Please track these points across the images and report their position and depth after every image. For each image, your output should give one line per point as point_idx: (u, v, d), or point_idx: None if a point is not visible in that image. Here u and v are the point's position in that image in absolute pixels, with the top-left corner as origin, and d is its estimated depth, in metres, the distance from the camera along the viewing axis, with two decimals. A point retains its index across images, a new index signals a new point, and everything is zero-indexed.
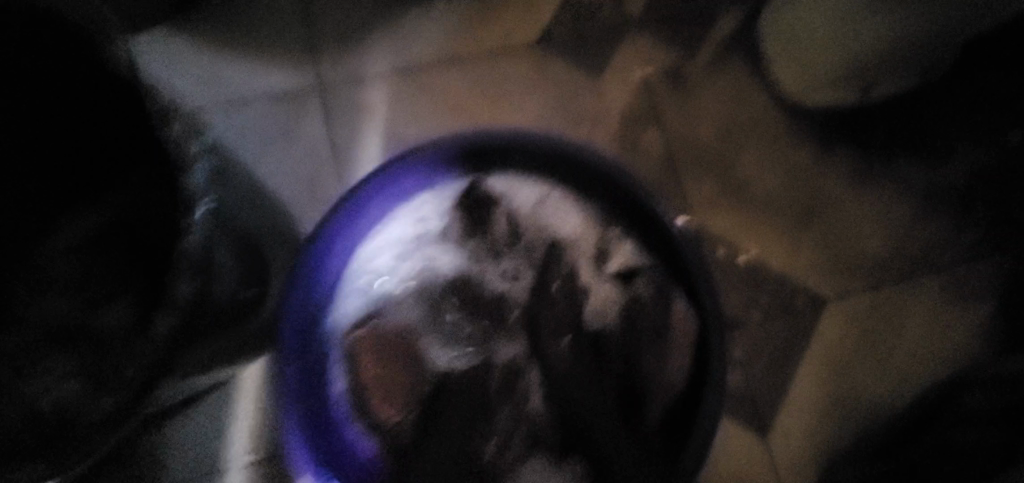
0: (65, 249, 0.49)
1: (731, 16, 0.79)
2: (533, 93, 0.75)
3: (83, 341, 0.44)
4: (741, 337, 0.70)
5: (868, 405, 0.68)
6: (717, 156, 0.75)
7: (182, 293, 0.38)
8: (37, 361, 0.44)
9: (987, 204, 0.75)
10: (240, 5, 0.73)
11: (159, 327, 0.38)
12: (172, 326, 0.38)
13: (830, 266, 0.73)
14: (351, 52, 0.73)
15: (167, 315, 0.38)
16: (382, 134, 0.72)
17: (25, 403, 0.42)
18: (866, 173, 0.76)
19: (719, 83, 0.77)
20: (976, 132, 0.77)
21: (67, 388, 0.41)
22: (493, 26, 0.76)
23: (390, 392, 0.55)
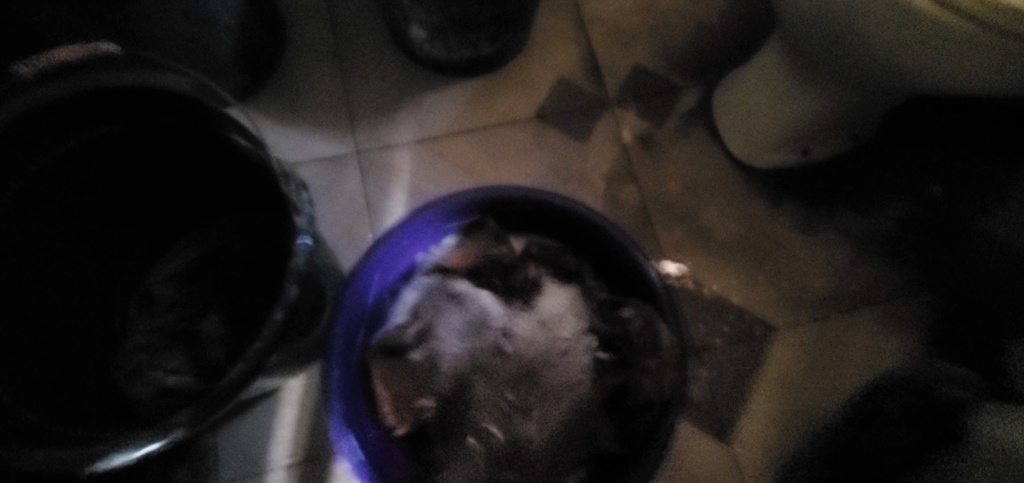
0: (167, 278, 0.71)
1: (693, 92, 0.95)
2: (531, 154, 0.92)
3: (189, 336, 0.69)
4: (705, 357, 0.84)
5: (804, 415, 0.83)
6: (684, 206, 0.91)
7: (279, 312, 0.51)
8: (159, 349, 0.69)
9: (912, 247, 0.90)
10: (297, 86, 0.91)
11: (274, 318, 0.50)
12: (284, 315, 0.50)
13: (778, 298, 0.88)
14: (386, 123, 0.91)
15: (281, 307, 0.51)
16: (409, 191, 0.88)
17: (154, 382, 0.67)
18: (809, 221, 0.91)
19: (684, 147, 0.93)
20: (902, 186, 0.92)
21: (188, 366, 0.67)
22: (497, 102, 0.94)
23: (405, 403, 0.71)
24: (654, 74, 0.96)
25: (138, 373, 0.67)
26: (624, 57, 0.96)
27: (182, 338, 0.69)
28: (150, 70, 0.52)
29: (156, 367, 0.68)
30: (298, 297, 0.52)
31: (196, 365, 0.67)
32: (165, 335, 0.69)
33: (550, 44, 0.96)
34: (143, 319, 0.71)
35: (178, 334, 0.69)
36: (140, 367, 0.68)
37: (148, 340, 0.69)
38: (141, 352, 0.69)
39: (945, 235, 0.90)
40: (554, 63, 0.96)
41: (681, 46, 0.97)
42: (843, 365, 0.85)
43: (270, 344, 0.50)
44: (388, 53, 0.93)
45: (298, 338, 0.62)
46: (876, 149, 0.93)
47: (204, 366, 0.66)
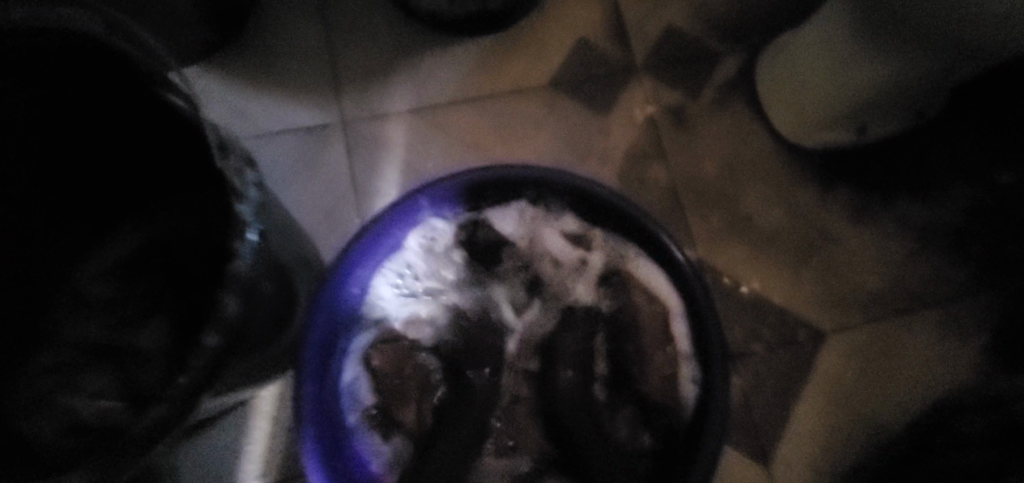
0: (99, 274, 0.57)
1: (733, 59, 0.82)
2: (544, 128, 0.79)
3: (119, 350, 0.53)
4: (742, 366, 0.73)
5: (854, 433, 0.72)
6: (720, 192, 0.78)
7: (211, 337, 0.39)
8: (84, 366, 0.54)
9: (980, 242, 0.78)
10: (271, 45, 0.78)
11: (206, 342, 0.39)
12: (219, 339, 0.39)
13: (826, 300, 0.76)
14: (377, 90, 0.78)
15: (215, 329, 0.39)
16: (401, 169, 0.76)
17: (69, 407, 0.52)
18: (864, 210, 0.79)
19: (721, 123, 0.81)
20: (970, 171, 0.80)
21: (113, 389, 0.52)
22: (506, 65, 0.81)
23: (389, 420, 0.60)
24: (688, 37, 0.83)
25: (55, 399, 0.52)
26: (654, 16, 0.83)
27: (111, 352, 0.54)
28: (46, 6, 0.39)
29: (77, 390, 0.52)
30: (241, 312, 0.41)
31: (122, 387, 0.51)
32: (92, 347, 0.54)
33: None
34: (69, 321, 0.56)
35: (108, 346, 0.54)
36: (58, 390, 0.53)
37: (74, 355, 0.55)
38: (62, 371, 0.54)
39: (1018, 227, 0.79)
40: (573, 23, 0.82)
41: (719, 5, 0.83)
42: (900, 377, 0.74)
43: (199, 377, 0.39)
44: (379, 7, 0.79)
45: (257, 351, 0.51)
46: (945, 125, 0.81)
47: (132, 391, 0.51)
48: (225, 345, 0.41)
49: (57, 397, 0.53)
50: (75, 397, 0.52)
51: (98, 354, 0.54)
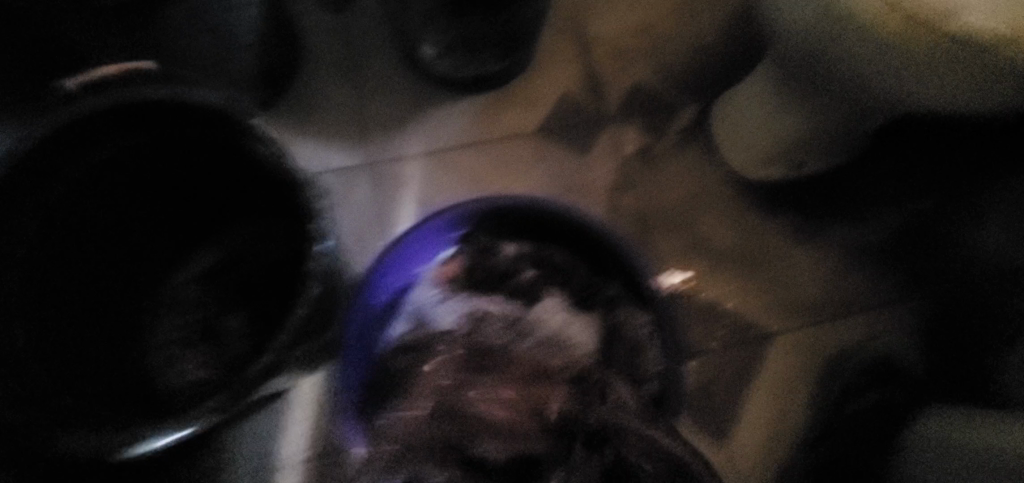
0: (190, 280, 0.75)
1: (690, 108, 1.00)
2: (534, 166, 0.96)
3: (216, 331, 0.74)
4: (702, 361, 0.88)
5: (791, 416, 0.87)
6: (681, 218, 0.94)
7: (299, 313, 0.56)
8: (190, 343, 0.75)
9: (903, 257, 0.94)
10: (312, 99, 0.95)
11: (299, 313, 0.56)
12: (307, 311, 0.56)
13: (772, 307, 0.91)
14: (398, 138, 0.95)
15: (304, 304, 0.56)
16: (417, 201, 0.92)
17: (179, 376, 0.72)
18: (803, 232, 0.94)
19: (683, 160, 0.97)
20: (892, 198, 0.96)
21: (215, 357, 0.74)
22: (502, 114, 0.98)
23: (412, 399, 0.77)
24: (653, 91, 1.00)
25: (171, 365, 0.74)
26: (625, 75, 1.01)
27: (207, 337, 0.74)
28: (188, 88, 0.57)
29: (187, 360, 0.74)
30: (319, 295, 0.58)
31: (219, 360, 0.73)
32: (194, 330, 0.75)
33: (554, 62, 1.01)
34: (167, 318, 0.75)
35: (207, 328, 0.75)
36: (173, 359, 0.74)
37: (179, 335, 0.75)
38: (172, 346, 0.74)
39: (933, 245, 0.94)
40: (558, 81, 1.00)
41: (678, 65, 1.01)
42: (833, 372, 0.89)
43: (294, 339, 0.55)
44: (400, 71, 0.98)
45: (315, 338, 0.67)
46: (870, 161, 0.97)
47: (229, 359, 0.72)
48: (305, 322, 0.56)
49: (170, 364, 0.74)
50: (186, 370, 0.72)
51: (200, 334, 0.75)
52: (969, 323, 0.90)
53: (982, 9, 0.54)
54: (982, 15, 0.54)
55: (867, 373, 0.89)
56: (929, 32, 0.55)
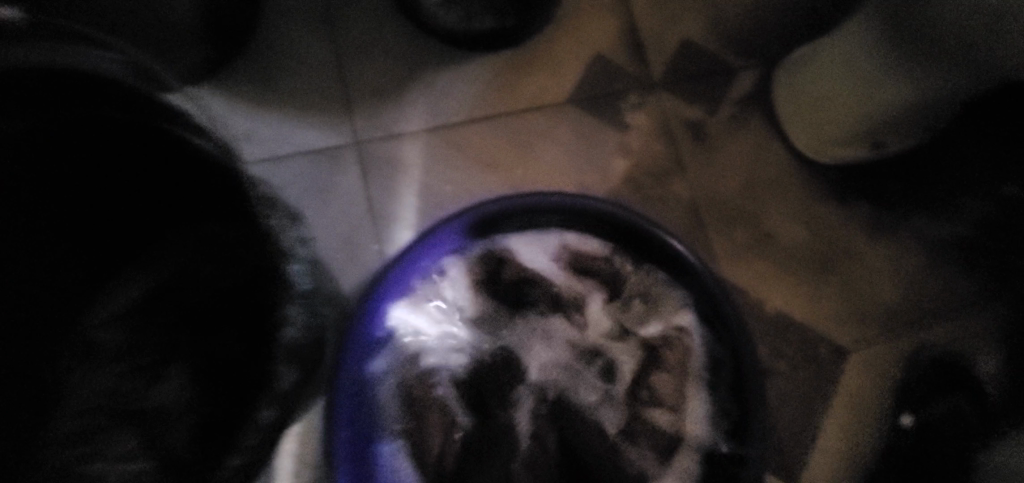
0: (112, 322, 0.55)
1: (750, 74, 0.82)
2: (563, 148, 0.77)
3: (139, 411, 0.51)
4: (769, 385, 0.74)
5: (870, 444, 0.74)
6: (741, 210, 0.78)
7: (264, 417, 0.40)
8: (96, 432, 0.50)
9: (986, 254, 0.81)
10: (278, 60, 0.74)
11: (262, 418, 0.39)
12: (275, 416, 0.40)
13: (846, 316, 0.77)
14: (393, 110, 0.75)
15: (272, 405, 0.40)
16: (419, 191, 0.73)
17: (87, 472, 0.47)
18: (881, 227, 0.79)
19: (740, 139, 0.80)
20: (977, 184, 0.82)
21: (126, 458, 0.48)
22: (522, 80, 0.78)
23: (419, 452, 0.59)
24: (705, 52, 0.82)
25: (59, 473, 0.48)
26: (671, 31, 0.82)
27: (136, 407, 0.51)
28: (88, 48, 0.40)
29: (82, 464, 0.48)
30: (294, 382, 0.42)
31: (149, 442, 0.49)
32: (106, 411, 0.51)
33: (585, 14, 0.81)
34: (86, 377, 0.54)
35: (123, 409, 0.51)
36: (65, 463, 0.48)
37: (83, 420, 0.51)
38: (69, 439, 0.50)
39: (1022, 241, 0.80)
40: (589, 38, 0.81)
41: (736, 20, 0.83)
42: (919, 390, 0.75)
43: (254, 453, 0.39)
44: (392, 22, 0.76)
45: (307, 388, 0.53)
46: (954, 135, 0.83)
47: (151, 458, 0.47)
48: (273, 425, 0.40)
49: (59, 471, 0.48)
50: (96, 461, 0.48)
51: (113, 418, 0.51)
52: None
53: None
54: None
55: (935, 370, 0.76)
56: None
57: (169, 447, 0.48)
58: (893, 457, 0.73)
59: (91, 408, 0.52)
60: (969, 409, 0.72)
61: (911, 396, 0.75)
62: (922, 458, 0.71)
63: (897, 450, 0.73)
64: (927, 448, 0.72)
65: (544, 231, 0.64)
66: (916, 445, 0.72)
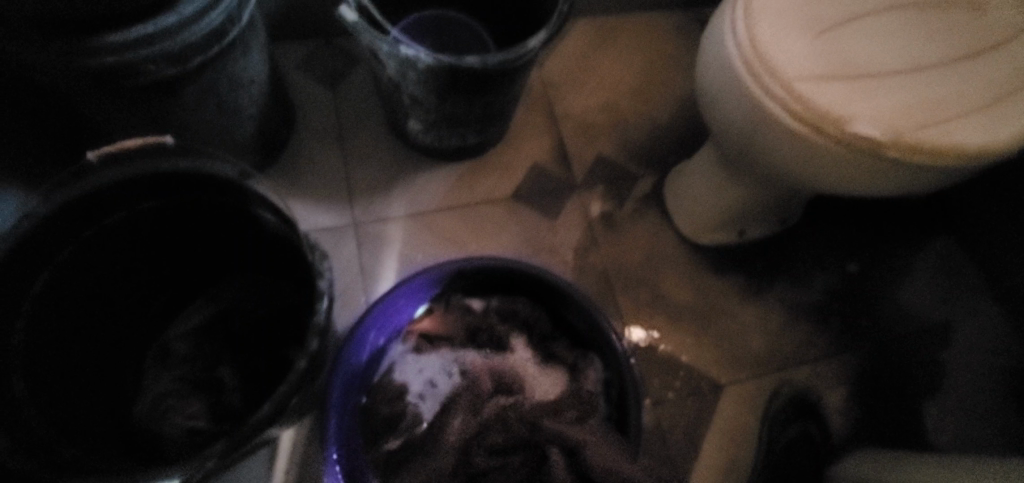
0: (183, 334, 0.78)
1: (648, 179, 1.12)
2: (508, 229, 1.05)
3: (209, 385, 0.75)
4: (666, 412, 0.94)
5: (744, 456, 0.93)
6: (641, 277, 1.04)
7: (300, 364, 0.57)
8: (183, 395, 0.74)
9: (837, 314, 1.05)
10: (302, 164, 1.04)
11: (298, 365, 0.57)
12: (308, 363, 0.57)
13: (724, 358, 0.99)
14: (383, 201, 1.03)
15: (305, 356, 0.57)
16: (400, 259, 0.99)
17: (176, 425, 0.72)
18: (749, 291, 1.05)
19: (642, 226, 1.08)
20: (823, 262, 1.08)
21: (207, 411, 0.73)
22: (479, 180, 1.08)
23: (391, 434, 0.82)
24: (615, 163, 1.12)
25: (164, 419, 0.73)
26: (590, 149, 1.13)
27: (201, 386, 0.75)
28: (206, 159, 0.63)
29: (177, 413, 0.73)
30: (319, 348, 0.59)
31: (212, 408, 0.73)
32: (187, 382, 0.75)
33: (528, 136, 1.12)
34: (163, 370, 0.77)
35: (198, 383, 0.75)
36: (166, 412, 0.73)
37: (172, 388, 0.75)
38: (164, 398, 0.74)
39: (863, 305, 1.06)
40: (531, 152, 1.11)
41: (638, 143, 1.15)
42: (783, 419, 0.94)
43: (293, 387, 0.56)
44: (386, 139, 1.07)
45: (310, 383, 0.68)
46: (805, 227, 1.10)
47: (223, 411, 0.72)
48: (304, 375, 0.57)
49: (163, 418, 0.74)
50: (184, 419, 0.73)
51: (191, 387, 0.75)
52: (896, 380, 1.01)
53: (872, 117, 0.64)
54: (872, 122, 0.64)
55: (793, 402, 0.96)
56: (830, 135, 0.65)
57: (226, 411, 0.72)
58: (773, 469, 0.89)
59: (167, 388, 0.75)
60: (816, 431, 0.94)
61: (778, 421, 0.94)
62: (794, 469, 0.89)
63: (773, 463, 0.90)
64: (797, 463, 0.90)
65: (470, 297, 0.91)
66: (789, 460, 0.90)
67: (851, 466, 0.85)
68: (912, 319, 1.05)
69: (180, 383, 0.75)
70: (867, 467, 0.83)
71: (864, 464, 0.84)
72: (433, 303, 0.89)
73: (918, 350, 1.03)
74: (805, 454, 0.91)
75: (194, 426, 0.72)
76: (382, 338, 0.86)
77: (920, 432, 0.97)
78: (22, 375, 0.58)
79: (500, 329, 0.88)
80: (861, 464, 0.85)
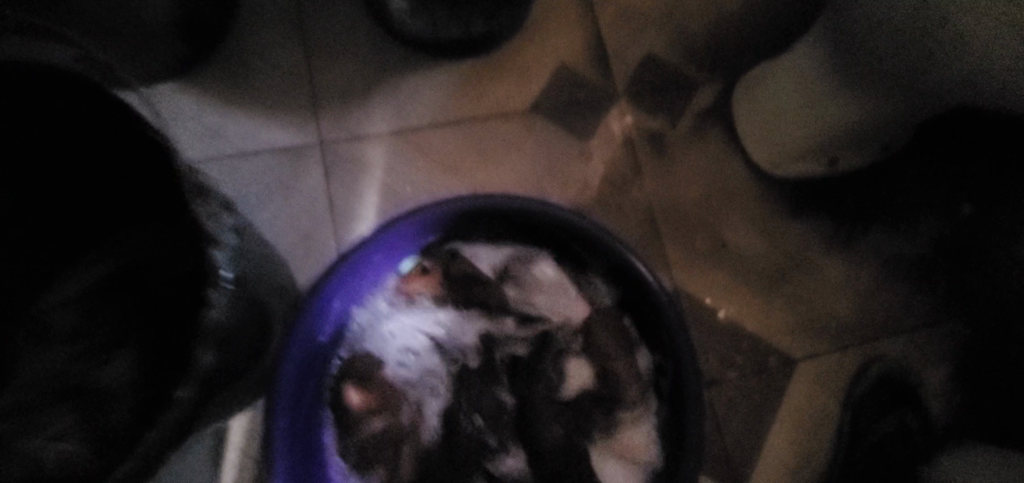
0: (70, 303, 0.53)
1: (711, 88, 0.84)
2: (523, 154, 0.79)
3: (91, 389, 0.48)
4: (720, 394, 0.75)
5: (815, 451, 0.74)
6: (697, 220, 0.80)
7: (182, 394, 0.38)
8: (50, 405, 0.48)
9: (943, 271, 0.82)
10: (248, 59, 0.77)
11: (179, 393, 0.38)
12: (194, 391, 0.38)
13: (797, 327, 0.78)
14: (359, 113, 0.77)
15: (190, 382, 0.38)
16: (381, 192, 0.75)
17: (29, 456, 0.45)
18: (833, 240, 0.81)
19: (700, 152, 0.82)
20: (933, 203, 0.83)
21: (81, 434, 0.46)
22: (486, 87, 0.81)
23: (366, 428, 0.62)
24: (668, 66, 0.84)
25: (13, 443, 0.46)
26: (635, 45, 0.84)
27: (81, 391, 0.48)
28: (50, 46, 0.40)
29: (38, 433, 0.46)
30: (217, 364, 0.41)
31: (93, 426, 0.46)
32: (58, 383, 0.49)
33: (553, 26, 0.83)
34: (34, 359, 0.51)
35: (75, 385, 0.48)
36: (19, 433, 0.46)
37: (37, 393, 0.49)
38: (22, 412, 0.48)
39: (978, 261, 0.82)
40: (556, 48, 0.83)
41: (699, 37, 0.85)
42: (863, 405, 0.75)
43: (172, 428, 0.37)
44: (360, 25, 0.79)
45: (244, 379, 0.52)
46: (913, 157, 0.84)
47: (102, 434, 0.45)
48: (195, 403, 0.39)
49: (12, 442, 0.46)
50: (43, 446, 0.45)
51: (65, 392, 0.48)
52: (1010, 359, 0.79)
53: None
54: None
55: (880, 387, 0.75)
56: None
57: (109, 430, 0.45)
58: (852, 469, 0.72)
59: (30, 389, 0.49)
60: (915, 425, 0.73)
61: (855, 412, 0.75)
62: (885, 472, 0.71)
63: (857, 460, 0.72)
64: (887, 465, 0.71)
65: (478, 246, 0.67)
66: (878, 462, 0.71)
67: (961, 467, 0.66)
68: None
69: (52, 383, 0.49)
70: (991, 475, 0.62)
71: (988, 468, 0.64)
72: (424, 255, 0.66)
73: None
74: (896, 452, 0.72)
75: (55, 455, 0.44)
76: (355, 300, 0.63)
77: None
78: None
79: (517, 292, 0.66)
80: (981, 467, 0.65)
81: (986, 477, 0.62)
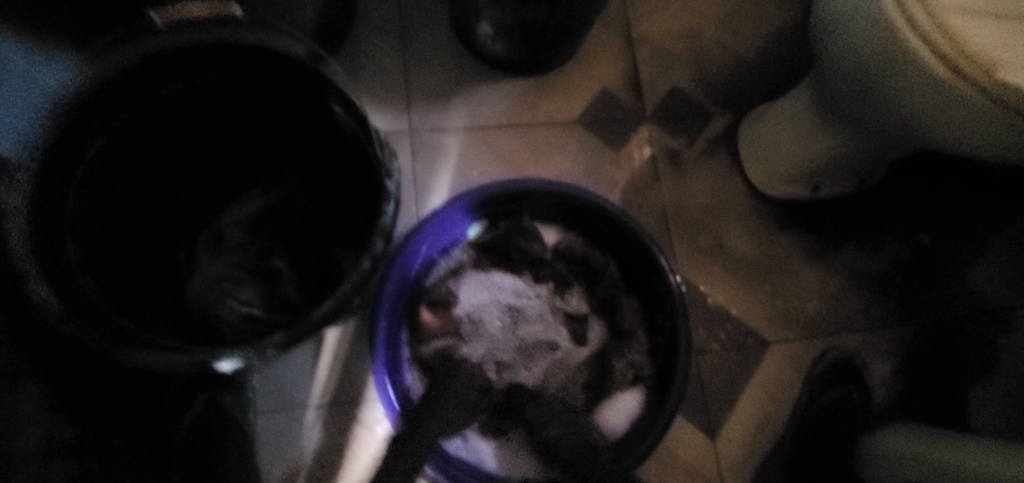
0: (238, 222, 0.77)
1: (722, 119, 1.04)
2: (567, 156, 0.99)
3: (264, 273, 0.74)
4: (705, 362, 0.93)
5: (778, 416, 0.92)
6: (700, 223, 0.99)
7: (363, 265, 0.52)
8: (239, 280, 0.73)
9: (901, 287, 1.00)
10: (359, 61, 0.98)
11: (361, 265, 0.52)
12: (370, 264, 0.52)
13: (773, 317, 0.96)
14: (441, 110, 0.98)
15: (368, 258, 0.52)
16: (453, 173, 0.95)
17: (229, 309, 0.71)
18: (810, 251, 1.00)
19: (708, 169, 1.01)
20: (898, 230, 1.02)
21: (262, 300, 0.72)
22: (542, 100, 1.01)
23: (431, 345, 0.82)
24: (689, 98, 1.04)
25: (218, 301, 0.71)
26: (664, 79, 1.04)
27: (258, 275, 0.74)
28: (272, 34, 0.55)
29: (231, 296, 0.72)
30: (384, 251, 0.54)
31: (270, 296, 0.73)
32: (243, 268, 0.74)
33: (600, 58, 1.04)
34: (217, 253, 0.75)
35: (254, 271, 0.74)
36: (222, 295, 0.71)
37: (229, 271, 0.73)
38: (220, 282, 0.72)
39: (931, 281, 1.00)
40: (601, 75, 1.03)
41: (716, 78, 1.05)
42: (817, 382, 0.93)
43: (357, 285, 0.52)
44: (448, 43, 1.00)
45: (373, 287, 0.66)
46: (884, 192, 1.03)
47: (279, 302, 0.72)
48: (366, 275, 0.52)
49: (217, 301, 0.71)
50: (237, 304, 0.71)
51: (248, 274, 0.74)
52: (950, 360, 0.98)
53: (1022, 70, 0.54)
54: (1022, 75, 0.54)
55: (832, 369, 0.94)
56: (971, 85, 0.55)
57: (284, 300, 0.72)
58: (801, 427, 0.90)
59: (219, 271, 0.74)
60: (855, 398, 0.91)
61: (811, 386, 0.93)
62: (828, 432, 0.88)
63: (803, 420, 0.90)
64: (827, 426, 0.89)
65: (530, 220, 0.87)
66: (821, 423, 0.89)
67: (887, 434, 0.83)
68: (972, 300, 1.00)
69: (236, 268, 0.74)
70: (907, 437, 0.79)
71: (905, 433, 0.81)
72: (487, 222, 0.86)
73: (977, 332, 0.98)
74: (838, 419, 0.89)
75: (249, 311, 0.70)
76: (436, 249, 0.83)
77: (969, 415, 0.95)
78: (79, 241, 0.55)
79: (561, 268, 0.86)
80: (902, 433, 0.81)
81: (902, 439, 0.79)
